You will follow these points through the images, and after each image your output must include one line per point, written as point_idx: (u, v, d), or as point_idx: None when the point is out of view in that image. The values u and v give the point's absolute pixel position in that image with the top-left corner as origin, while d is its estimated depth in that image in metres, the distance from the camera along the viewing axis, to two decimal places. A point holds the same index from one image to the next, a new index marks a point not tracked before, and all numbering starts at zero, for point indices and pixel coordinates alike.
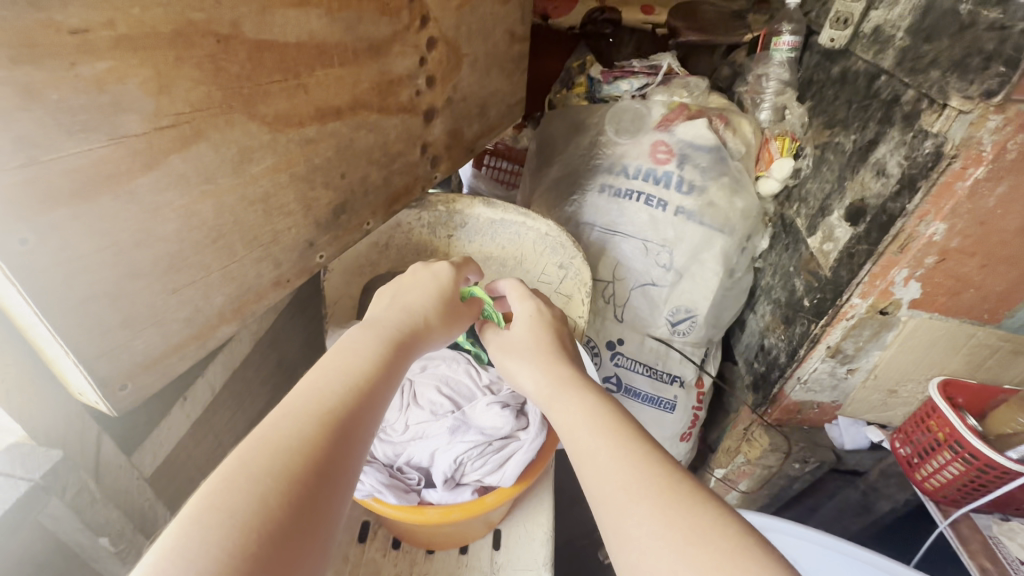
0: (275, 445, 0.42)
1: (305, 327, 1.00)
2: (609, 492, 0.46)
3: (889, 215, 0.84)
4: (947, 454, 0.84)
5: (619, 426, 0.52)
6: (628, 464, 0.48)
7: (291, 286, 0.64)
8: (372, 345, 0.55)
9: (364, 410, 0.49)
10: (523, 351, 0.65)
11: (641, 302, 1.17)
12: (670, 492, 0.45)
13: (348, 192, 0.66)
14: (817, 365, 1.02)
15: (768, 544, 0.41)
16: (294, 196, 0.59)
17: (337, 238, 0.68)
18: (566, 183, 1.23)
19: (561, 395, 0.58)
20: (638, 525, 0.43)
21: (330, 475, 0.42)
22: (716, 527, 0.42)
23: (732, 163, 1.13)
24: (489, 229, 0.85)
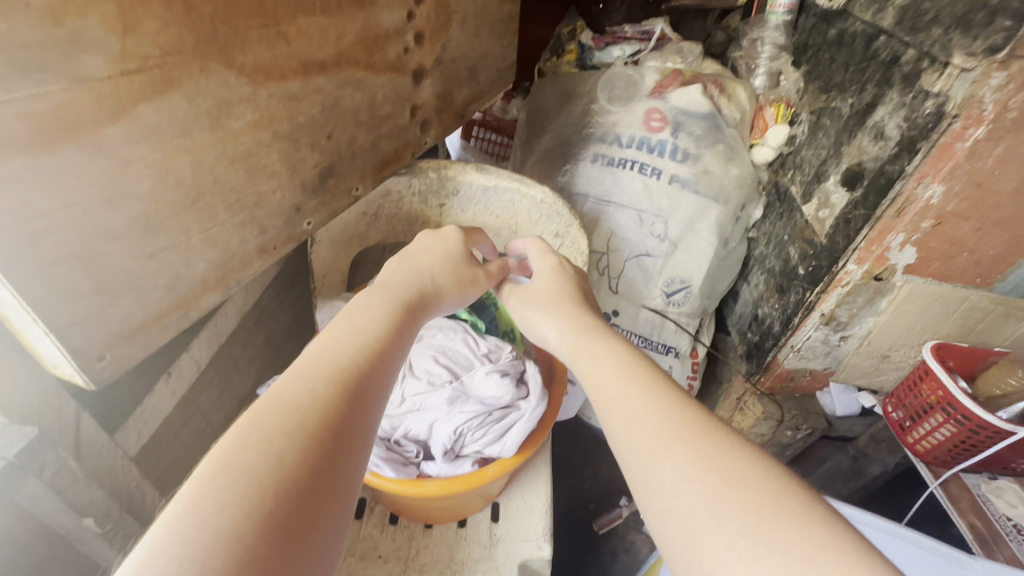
0: (289, 404, 0.41)
1: (293, 304, 0.97)
2: (642, 440, 0.46)
3: (887, 179, 0.83)
4: (940, 416, 0.85)
5: (650, 376, 0.52)
6: (659, 414, 0.47)
7: (278, 254, 0.61)
8: (380, 309, 0.54)
9: (377, 370, 0.47)
10: (547, 300, 0.66)
11: (637, 273, 1.15)
12: (704, 438, 0.44)
13: (335, 154, 0.63)
14: (811, 332, 1.03)
15: (792, 488, 0.40)
16: (278, 156, 0.56)
17: (323, 203, 0.65)
18: (558, 153, 1.20)
19: (585, 342, 0.59)
20: (670, 470, 0.43)
21: (346, 435, 0.41)
22: (754, 471, 0.41)
23: (727, 131, 1.11)
24: (482, 198, 0.82)
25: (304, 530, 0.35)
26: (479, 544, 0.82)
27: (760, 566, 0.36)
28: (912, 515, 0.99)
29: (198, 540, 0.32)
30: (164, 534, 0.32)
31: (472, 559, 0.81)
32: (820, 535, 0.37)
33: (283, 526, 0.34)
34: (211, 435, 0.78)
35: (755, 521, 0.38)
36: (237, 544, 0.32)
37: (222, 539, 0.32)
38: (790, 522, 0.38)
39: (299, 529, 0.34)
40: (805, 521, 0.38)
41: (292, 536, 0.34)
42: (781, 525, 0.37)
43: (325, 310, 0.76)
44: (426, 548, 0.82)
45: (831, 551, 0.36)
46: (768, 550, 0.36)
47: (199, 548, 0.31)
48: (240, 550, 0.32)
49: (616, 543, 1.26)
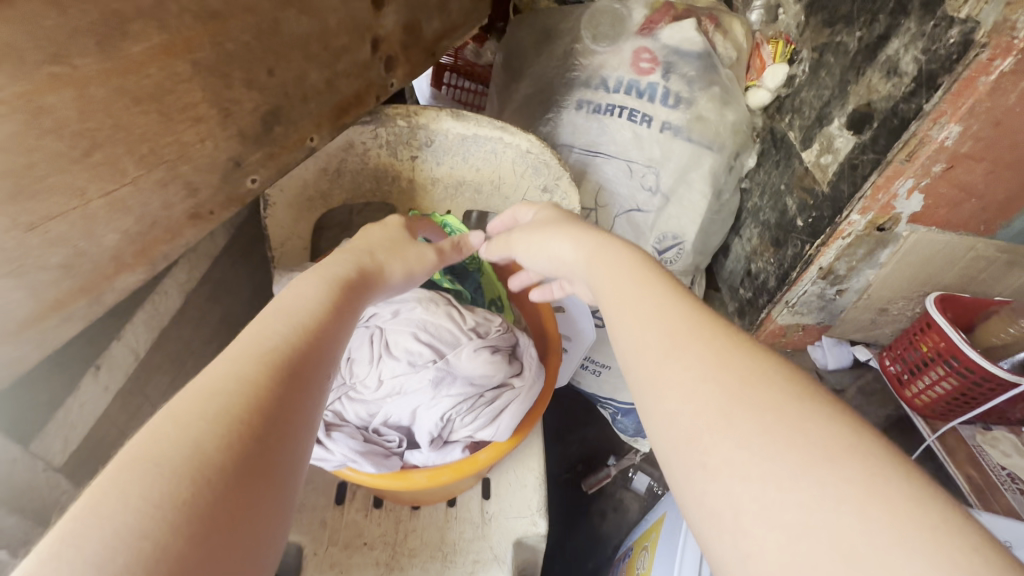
0: (214, 391, 0.34)
1: (254, 275, 0.87)
2: (652, 343, 0.40)
3: (900, 119, 0.76)
4: (941, 370, 0.83)
5: (670, 284, 0.45)
6: (674, 317, 0.41)
7: (217, 220, 0.52)
8: (320, 286, 0.46)
9: (316, 352, 0.40)
10: (547, 223, 0.61)
11: (627, 230, 1.04)
12: (723, 340, 0.38)
13: (281, 95, 0.52)
14: (807, 287, 0.99)
15: (816, 392, 0.34)
16: (202, 95, 0.45)
17: (269, 158, 0.55)
18: (539, 100, 1.09)
19: (607, 248, 0.52)
20: (681, 370, 0.36)
21: (282, 418, 0.34)
22: (776, 372, 0.35)
23: (722, 71, 1.03)
24: (459, 148, 0.71)
25: (230, 526, 0.28)
26: (470, 524, 0.78)
27: (775, 467, 0.29)
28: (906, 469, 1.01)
29: (93, 541, 0.25)
30: (52, 540, 0.25)
31: (465, 540, 0.76)
32: (845, 436, 0.30)
33: (205, 519, 0.27)
34: None
35: (773, 424, 0.31)
36: (145, 540, 0.25)
37: (126, 538, 0.25)
38: (811, 421, 0.31)
39: (226, 520, 0.28)
40: (829, 422, 0.31)
41: (217, 530, 0.27)
42: (802, 426, 0.31)
43: (281, 280, 0.67)
44: (415, 532, 0.77)
45: (856, 451, 0.29)
46: (784, 450, 0.30)
47: (93, 550, 0.25)
48: (148, 547, 0.25)
49: (605, 503, 1.25)
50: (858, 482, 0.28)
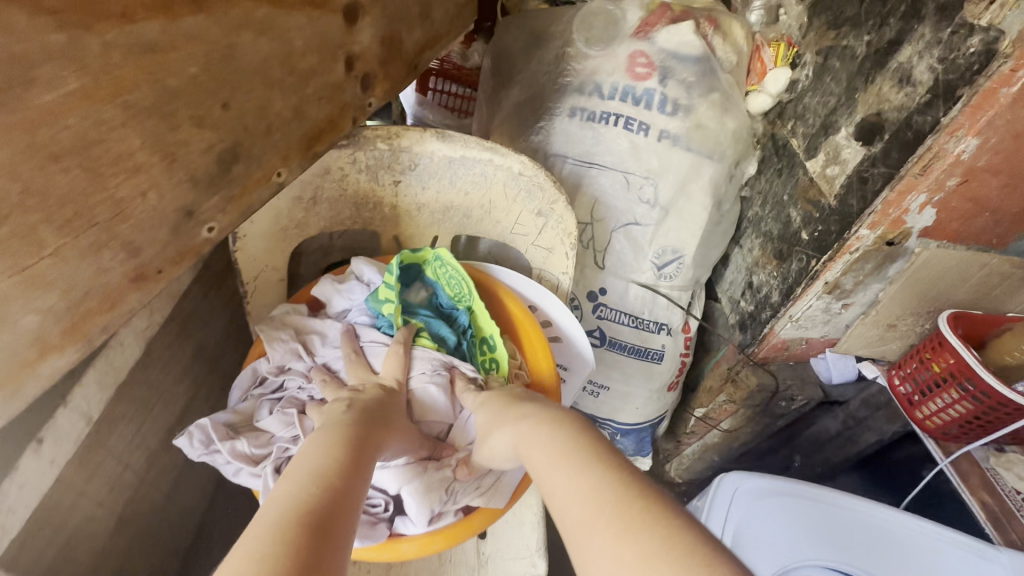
0: (258, 540, 0.39)
1: (229, 305, 0.81)
2: (572, 526, 0.46)
3: (915, 132, 0.72)
4: (955, 393, 0.79)
5: (587, 453, 0.52)
6: (586, 496, 0.47)
7: (165, 279, 0.44)
8: (323, 444, 0.52)
9: (342, 502, 0.45)
10: (499, 401, 0.63)
11: (624, 245, 1.00)
12: (620, 517, 0.44)
13: (241, 131, 0.45)
14: (812, 302, 0.94)
15: (698, 555, 0.40)
16: (138, 141, 0.37)
17: (229, 201, 0.46)
18: (529, 109, 1.03)
19: (539, 425, 0.57)
20: (595, 557, 0.43)
21: (327, 549, 0.40)
22: (664, 544, 0.41)
23: (722, 76, 0.98)
24: (446, 171, 0.66)
25: None
26: (466, 565, 0.73)
27: None
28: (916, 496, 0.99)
29: None
30: None
31: None
32: None
33: None
34: (131, 481, 0.65)
35: None
36: None
37: None
38: None
39: None
40: None
41: None
42: None
43: (268, 327, 0.65)
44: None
45: None
46: None
47: None
48: None
49: None
50: None
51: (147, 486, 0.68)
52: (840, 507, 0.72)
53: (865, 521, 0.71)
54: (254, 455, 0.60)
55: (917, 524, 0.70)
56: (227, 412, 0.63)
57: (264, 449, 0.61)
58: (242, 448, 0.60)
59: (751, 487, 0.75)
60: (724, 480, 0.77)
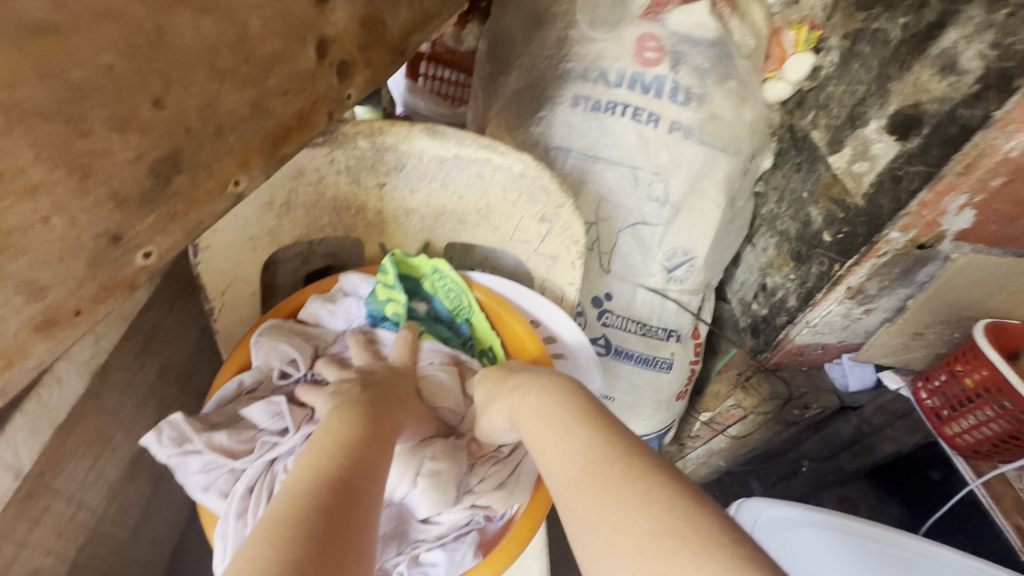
0: (277, 513, 0.36)
1: (199, 317, 0.73)
2: (564, 485, 0.45)
3: (960, 127, 0.65)
4: (989, 411, 0.73)
5: (575, 414, 0.50)
6: (577, 454, 0.46)
7: (86, 320, 0.36)
8: (343, 413, 0.48)
9: (366, 461, 0.43)
10: (496, 371, 0.60)
11: (631, 246, 0.93)
12: (609, 473, 0.43)
13: (182, 136, 0.37)
14: (832, 307, 0.88)
15: (687, 503, 0.39)
16: (31, 153, 0.30)
17: (171, 220, 0.38)
18: (529, 96, 0.95)
19: (531, 382, 0.55)
20: (585, 514, 0.42)
21: (348, 519, 0.37)
22: (658, 494, 0.40)
23: (738, 62, 0.90)
24: (437, 172, 0.58)
25: None
26: None
27: None
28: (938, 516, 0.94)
29: None
30: None
31: None
32: (704, 554, 0.36)
33: None
34: (88, 520, 0.58)
35: (654, 555, 0.37)
36: None
37: None
38: (686, 543, 0.36)
39: None
40: (698, 538, 0.36)
41: None
42: (680, 549, 0.36)
43: (274, 327, 0.60)
44: None
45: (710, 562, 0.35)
46: None
47: None
48: None
49: None
50: None
51: (107, 523, 0.61)
52: (878, 539, 0.67)
53: (883, 547, 0.66)
54: (233, 450, 0.54)
55: (969, 563, 0.64)
56: (213, 403, 0.57)
57: (246, 446, 0.55)
58: (220, 441, 0.54)
59: (778, 513, 0.71)
60: (747, 505, 0.74)
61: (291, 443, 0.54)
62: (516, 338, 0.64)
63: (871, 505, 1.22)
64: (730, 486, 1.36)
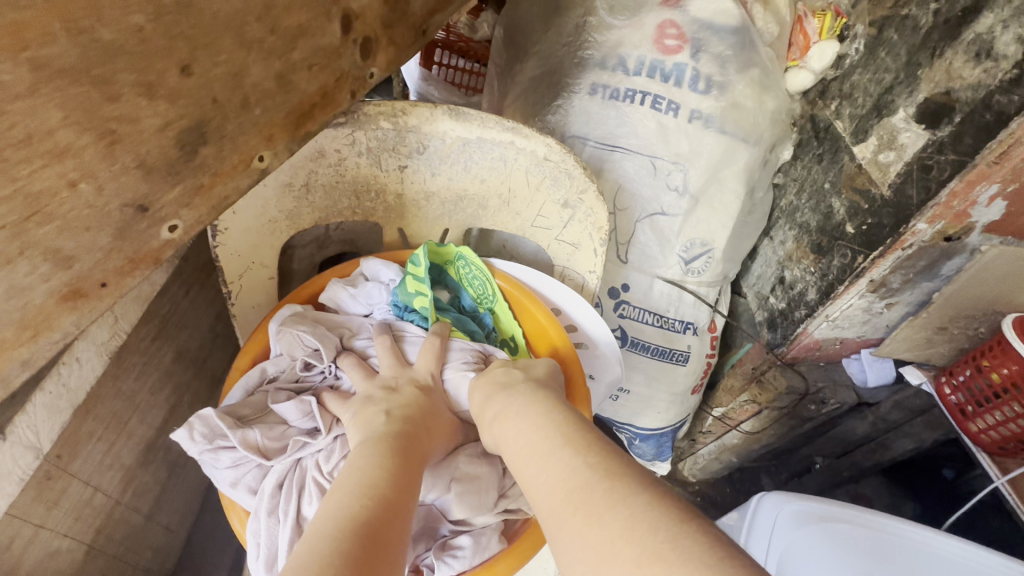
0: (307, 559, 0.35)
1: (214, 303, 0.73)
2: (546, 515, 0.42)
3: (995, 114, 0.63)
4: (1016, 407, 0.72)
5: (554, 438, 0.47)
6: (557, 481, 0.43)
7: (110, 294, 0.36)
8: (367, 448, 0.47)
9: (395, 501, 0.42)
10: (492, 384, 0.56)
11: (649, 237, 0.92)
12: (588, 500, 0.40)
13: (205, 108, 0.36)
14: (854, 300, 0.86)
15: (675, 524, 0.36)
16: (58, 115, 0.29)
17: (196, 193, 0.38)
18: (546, 84, 0.93)
19: (512, 404, 0.52)
20: (568, 547, 0.39)
21: (370, 565, 0.36)
22: (644, 517, 0.37)
23: (761, 49, 0.88)
24: (459, 155, 0.57)
25: None
26: None
27: None
28: (958, 515, 0.92)
29: None
30: None
31: None
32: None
33: None
34: (104, 505, 0.58)
35: None
36: None
37: None
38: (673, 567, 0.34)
39: None
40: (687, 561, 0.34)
41: None
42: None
43: (298, 316, 0.58)
44: None
45: None
46: None
47: None
48: None
49: None
50: None
51: (123, 508, 0.61)
52: (896, 534, 0.65)
53: (918, 549, 0.64)
54: (266, 449, 0.54)
55: (992, 560, 0.62)
56: (240, 394, 0.57)
57: (276, 444, 0.55)
58: (253, 438, 0.53)
59: (798, 509, 0.69)
60: (765, 501, 0.72)
61: (322, 444, 0.55)
62: (538, 332, 0.63)
63: (885, 503, 1.20)
64: (742, 482, 1.35)
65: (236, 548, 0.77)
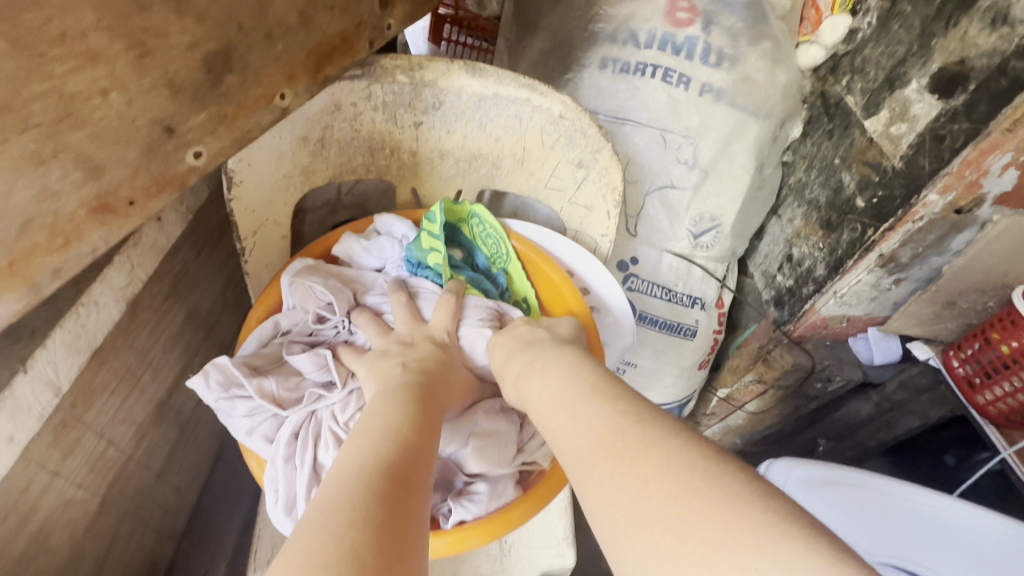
0: (333, 493, 0.35)
1: (225, 267, 0.73)
2: (575, 461, 0.42)
3: (1011, 80, 0.63)
4: (1022, 378, 0.73)
5: (581, 390, 0.47)
6: (587, 428, 0.43)
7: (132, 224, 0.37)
8: (389, 397, 0.47)
9: (416, 445, 0.42)
10: (519, 346, 0.56)
11: (658, 211, 0.92)
12: (620, 444, 0.39)
13: (231, 30, 0.39)
14: (862, 276, 0.86)
15: (713, 462, 0.36)
16: (93, 18, 0.31)
17: (220, 122, 0.42)
18: (556, 57, 0.93)
19: (538, 362, 0.52)
20: (597, 489, 0.38)
21: (408, 501, 0.36)
22: (679, 457, 0.37)
23: (773, 22, 0.88)
24: (475, 111, 0.58)
25: None
26: (488, 555, 0.71)
27: (688, 558, 0.31)
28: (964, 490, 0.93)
29: None
30: None
31: None
32: (734, 508, 0.32)
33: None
34: (117, 458, 0.58)
35: (675, 518, 0.33)
36: None
37: None
38: (710, 500, 0.33)
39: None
40: (726, 494, 0.33)
41: None
42: (705, 508, 0.33)
43: (315, 269, 0.59)
44: None
45: (739, 514, 0.32)
46: (686, 545, 0.32)
47: None
48: None
49: None
50: (753, 549, 0.30)
51: (135, 464, 0.61)
52: (897, 498, 0.67)
53: (920, 512, 0.66)
54: (281, 399, 0.54)
55: (1002, 526, 0.62)
56: (251, 348, 0.56)
57: (293, 395, 0.55)
58: (269, 388, 0.53)
59: (804, 475, 0.70)
60: (773, 468, 0.73)
61: (338, 397, 0.55)
62: (552, 288, 0.64)
63: None
64: None
65: (246, 513, 0.77)
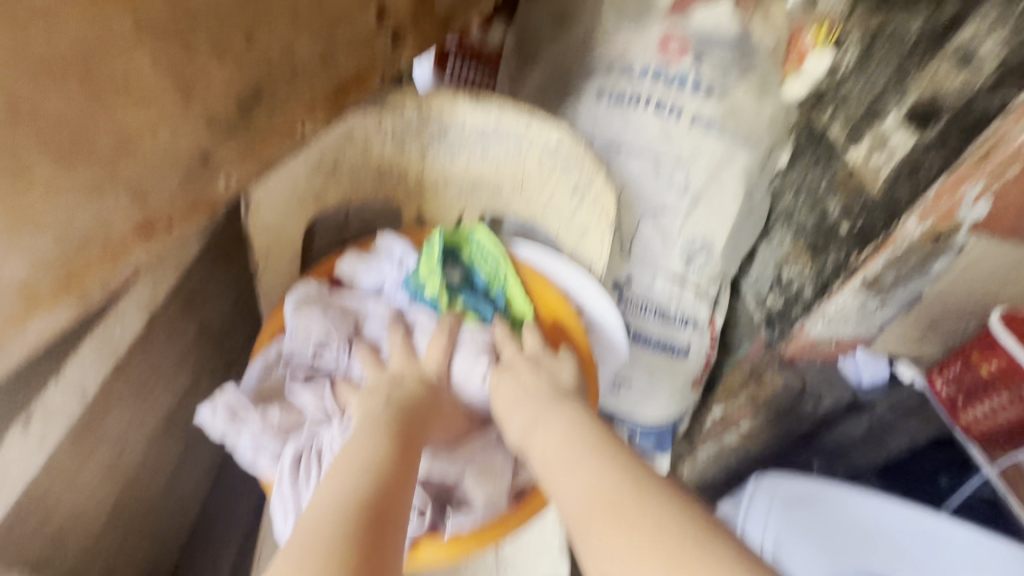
0: (315, 547, 0.39)
1: (235, 284, 0.76)
2: (576, 517, 0.45)
3: (977, 116, 0.67)
4: (1002, 396, 0.76)
5: (583, 446, 0.49)
6: (586, 485, 0.46)
7: None
8: (370, 429, 0.50)
9: (396, 490, 0.45)
10: (517, 391, 0.58)
11: (652, 234, 0.96)
12: (616, 508, 0.43)
13: (262, 66, 0.44)
14: (847, 299, 0.89)
15: (703, 532, 0.40)
16: (148, 60, 0.38)
17: (251, 150, 0.47)
18: (554, 88, 0.98)
19: (541, 414, 0.55)
20: (596, 548, 0.42)
21: (383, 550, 0.41)
22: (673, 529, 0.40)
23: (758, 58, 0.94)
24: (477, 141, 0.63)
25: None
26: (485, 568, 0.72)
27: None
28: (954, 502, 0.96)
29: None
30: None
31: None
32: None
33: None
34: (128, 466, 0.60)
35: None
36: None
37: None
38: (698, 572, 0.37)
39: None
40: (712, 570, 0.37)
41: None
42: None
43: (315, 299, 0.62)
44: None
45: None
46: None
47: None
48: None
49: None
50: None
51: (144, 473, 0.63)
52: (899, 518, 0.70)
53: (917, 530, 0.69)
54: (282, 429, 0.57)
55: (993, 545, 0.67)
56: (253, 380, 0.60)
57: (292, 423, 0.58)
58: (273, 418, 0.57)
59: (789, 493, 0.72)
60: (759, 486, 0.74)
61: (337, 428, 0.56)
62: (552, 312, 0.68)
63: None
64: None
65: (246, 526, 0.78)
